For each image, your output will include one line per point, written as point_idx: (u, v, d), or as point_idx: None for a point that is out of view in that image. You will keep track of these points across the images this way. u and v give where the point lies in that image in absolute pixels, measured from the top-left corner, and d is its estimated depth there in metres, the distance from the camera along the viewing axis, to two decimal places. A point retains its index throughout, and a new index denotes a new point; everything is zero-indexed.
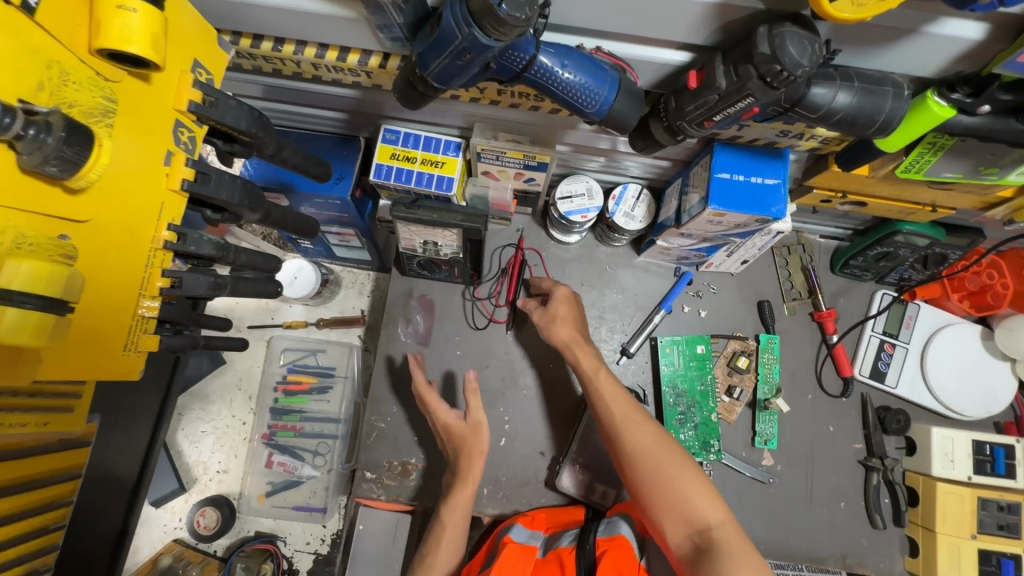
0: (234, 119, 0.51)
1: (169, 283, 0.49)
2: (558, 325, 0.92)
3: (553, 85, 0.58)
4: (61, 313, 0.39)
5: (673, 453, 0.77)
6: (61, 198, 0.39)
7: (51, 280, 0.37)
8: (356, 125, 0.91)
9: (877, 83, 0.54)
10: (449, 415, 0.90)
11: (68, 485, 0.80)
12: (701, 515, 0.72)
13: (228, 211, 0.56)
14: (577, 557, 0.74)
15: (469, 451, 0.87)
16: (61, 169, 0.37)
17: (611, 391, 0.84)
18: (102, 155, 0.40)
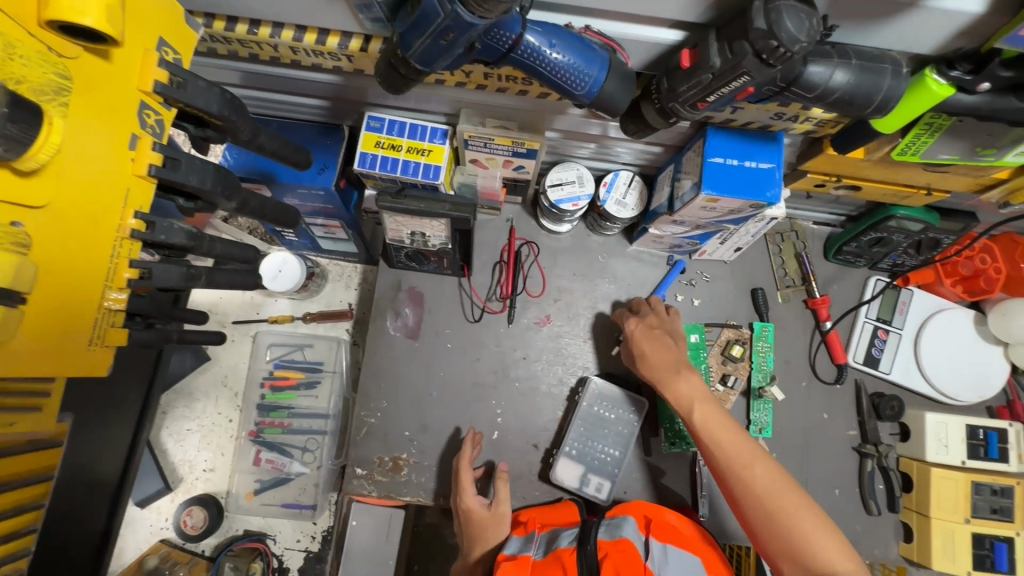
0: (204, 102, 0.48)
1: (138, 274, 0.46)
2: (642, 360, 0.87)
3: (540, 66, 0.55)
4: (10, 305, 0.37)
5: (792, 493, 0.71)
6: (12, 182, 0.37)
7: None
8: (339, 114, 0.88)
9: (875, 60, 0.52)
10: (473, 503, 0.86)
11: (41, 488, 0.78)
12: (822, 564, 0.66)
13: (202, 199, 0.54)
14: (578, 558, 0.74)
15: (487, 545, 0.85)
16: (6, 149, 0.34)
17: (718, 423, 0.77)
18: (54, 134, 0.37)
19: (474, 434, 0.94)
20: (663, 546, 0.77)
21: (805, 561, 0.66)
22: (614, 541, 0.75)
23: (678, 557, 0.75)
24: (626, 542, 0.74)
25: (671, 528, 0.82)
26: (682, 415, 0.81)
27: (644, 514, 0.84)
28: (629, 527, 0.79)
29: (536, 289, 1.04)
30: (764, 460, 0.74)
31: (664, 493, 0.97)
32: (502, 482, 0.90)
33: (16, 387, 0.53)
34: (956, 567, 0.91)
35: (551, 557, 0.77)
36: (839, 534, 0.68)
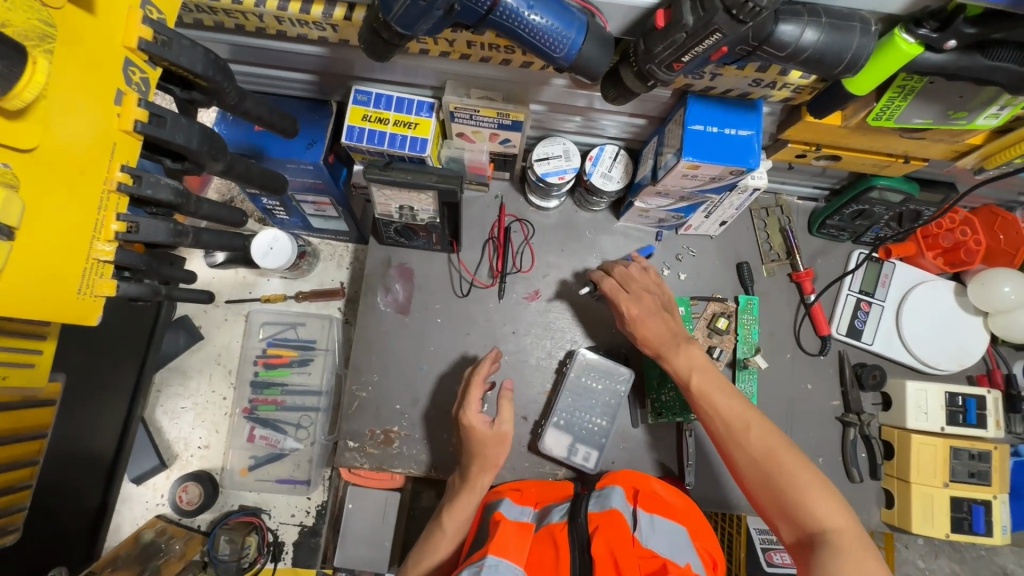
0: (188, 60, 0.50)
1: (125, 228, 0.48)
2: (641, 335, 0.88)
3: (519, 28, 0.57)
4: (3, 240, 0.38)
5: (785, 448, 0.71)
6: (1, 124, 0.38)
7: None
8: (327, 89, 0.89)
9: (845, 19, 0.53)
10: (474, 418, 0.88)
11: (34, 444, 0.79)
12: (814, 519, 0.66)
13: (188, 159, 0.55)
14: (570, 534, 0.73)
15: (486, 461, 0.87)
16: None
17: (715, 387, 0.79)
18: (38, 75, 0.38)
19: (497, 351, 0.97)
20: (650, 516, 0.77)
21: (796, 516, 0.67)
22: (604, 512, 0.74)
23: (664, 526, 0.76)
24: (617, 514, 0.74)
25: (657, 496, 0.83)
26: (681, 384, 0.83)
27: (632, 485, 0.85)
28: (618, 498, 0.79)
29: (524, 265, 1.05)
30: (760, 421, 0.74)
31: (651, 463, 0.98)
32: (505, 400, 0.91)
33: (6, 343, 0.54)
34: (935, 530, 0.93)
35: (545, 531, 0.78)
36: (835, 492, 0.68)
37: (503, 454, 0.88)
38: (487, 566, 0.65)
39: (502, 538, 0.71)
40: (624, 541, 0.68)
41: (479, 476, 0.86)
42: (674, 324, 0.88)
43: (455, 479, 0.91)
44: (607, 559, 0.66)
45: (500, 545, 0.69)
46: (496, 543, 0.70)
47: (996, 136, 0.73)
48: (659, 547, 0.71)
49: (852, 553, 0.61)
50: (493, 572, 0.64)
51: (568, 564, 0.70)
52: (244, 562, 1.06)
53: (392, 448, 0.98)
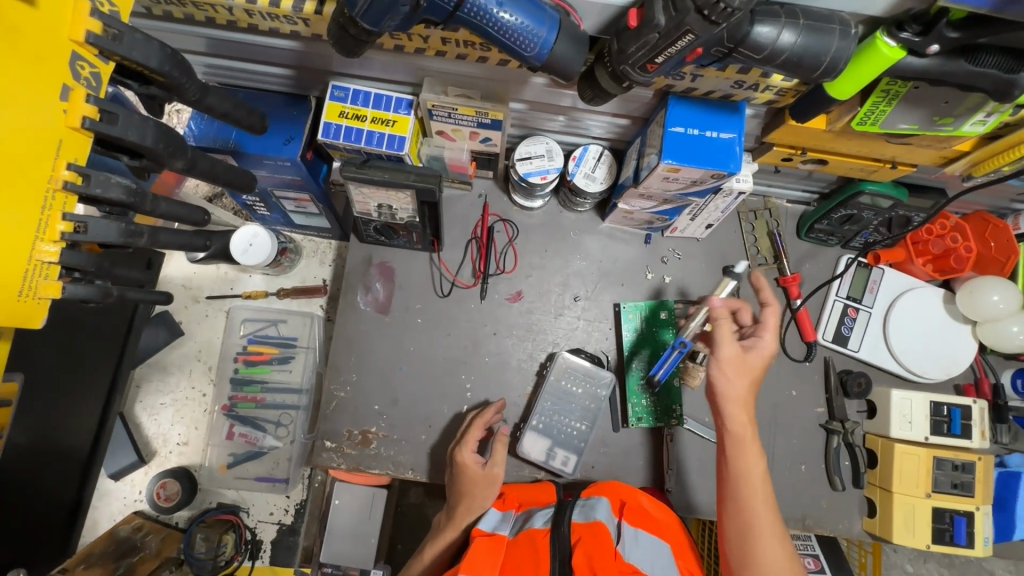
0: (142, 55, 0.48)
1: (72, 228, 0.46)
2: (745, 378, 0.77)
3: (490, 26, 0.55)
4: None
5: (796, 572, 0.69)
6: None
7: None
8: (305, 84, 0.87)
9: (824, 21, 0.52)
10: (466, 457, 0.87)
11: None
12: None
13: (146, 157, 0.53)
14: (551, 541, 0.72)
15: (473, 502, 0.85)
16: None
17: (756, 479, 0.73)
18: None
19: (503, 402, 0.96)
20: (635, 530, 0.76)
21: None
22: (588, 523, 0.74)
23: (647, 542, 0.74)
24: (601, 525, 0.73)
25: (643, 510, 0.81)
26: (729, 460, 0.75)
27: (619, 496, 0.83)
28: (603, 509, 0.78)
29: (508, 265, 1.04)
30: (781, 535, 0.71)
31: (632, 468, 0.97)
32: (500, 443, 0.89)
33: None
34: (916, 541, 0.92)
35: (525, 536, 0.76)
36: None
37: (490, 501, 0.86)
38: None
39: (473, 558, 0.71)
40: (605, 554, 0.67)
41: (463, 517, 0.85)
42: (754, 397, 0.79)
43: (442, 515, 0.90)
44: (585, 570, 0.66)
45: (471, 564, 0.70)
46: (467, 564, 0.70)
47: (985, 143, 0.71)
48: (640, 562, 0.70)
49: None
50: None
51: (547, 566, 0.69)
52: (220, 560, 1.06)
53: (369, 450, 0.97)
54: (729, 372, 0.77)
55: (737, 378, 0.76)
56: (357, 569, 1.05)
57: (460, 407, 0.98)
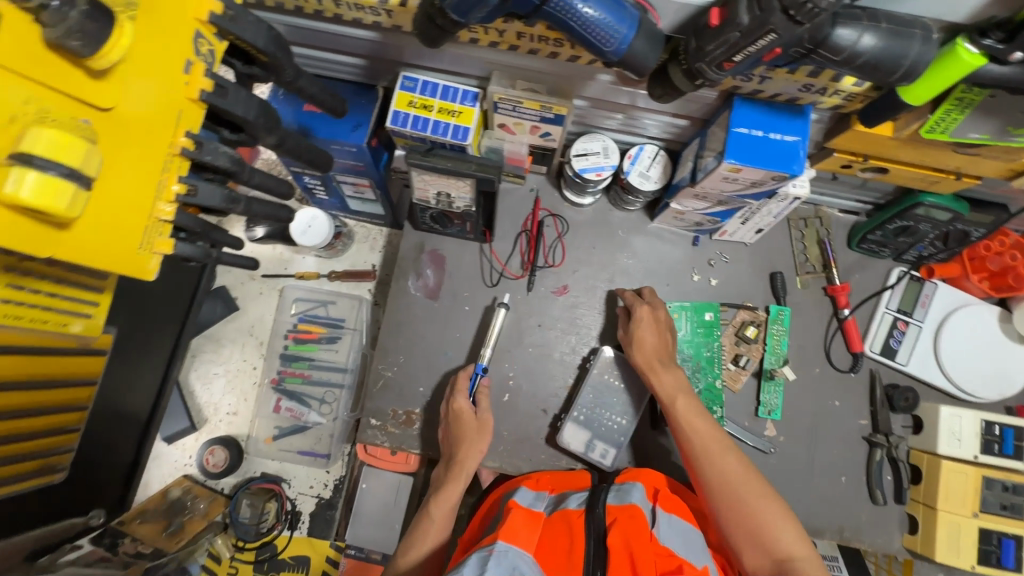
0: (253, 35, 0.52)
1: (185, 190, 0.50)
2: (642, 341, 0.92)
3: (571, 20, 0.57)
4: (81, 188, 0.39)
5: (756, 481, 0.77)
6: (84, 80, 0.41)
7: (71, 151, 0.38)
8: (375, 74, 0.90)
9: (906, 26, 0.52)
10: (460, 403, 0.93)
11: (83, 390, 0.84)
12: (785, 549, 0.72)
13: (245, 131, 0.58)
14: (586, 522, 0.73)
15: (471, 446, 0.91)
16: (83, 44, 0.38)
17: (695, 415, 0.84)
18: (123, 38, 0.41)
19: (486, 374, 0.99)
20: (669, 516, 0.76)
21: (767, 544, 0.72)
22: (622, 506, 0.74)
23: (681, 527, 0.75)
24: (635, 508, 0.73)
25: (675, 499, 0.81)
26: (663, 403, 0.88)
27: (653, 484, 0.83)
28: (638, 494, 0.78)
29: (556, 259, 1.06)
30: (732, 453, 0.80)
31: (668, 466, 0.98)
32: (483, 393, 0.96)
33: (75, 278, 0.58)
34: (959, 561, 0.90)
35: (561, 517, 0.77)
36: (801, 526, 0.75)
37: (481, 455, 0.91)
38: (497, 552, 0.64)
39: (512, 525, 0.69)
40: (640, 536, 0.69)
41: (465, 466, 0.90)
42: (669, 349, 0.93)
43: (439, 471, 0.94)
44: (623, 554, 0.66)
45: (510, 531, 0.67)
46: (506, 531, 0.67)
47: None
48: (675, 545, 0.71)
49: None
50: (503, 559, 0.63)
51: (581, 545, 0.70)
52: (262, 527, 1.10)
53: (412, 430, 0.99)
54: (631, 346, 0.94)
55: (634, 345, 0.92)
56: (378, 553, 1.08)
57: (502, 396, 1.00)
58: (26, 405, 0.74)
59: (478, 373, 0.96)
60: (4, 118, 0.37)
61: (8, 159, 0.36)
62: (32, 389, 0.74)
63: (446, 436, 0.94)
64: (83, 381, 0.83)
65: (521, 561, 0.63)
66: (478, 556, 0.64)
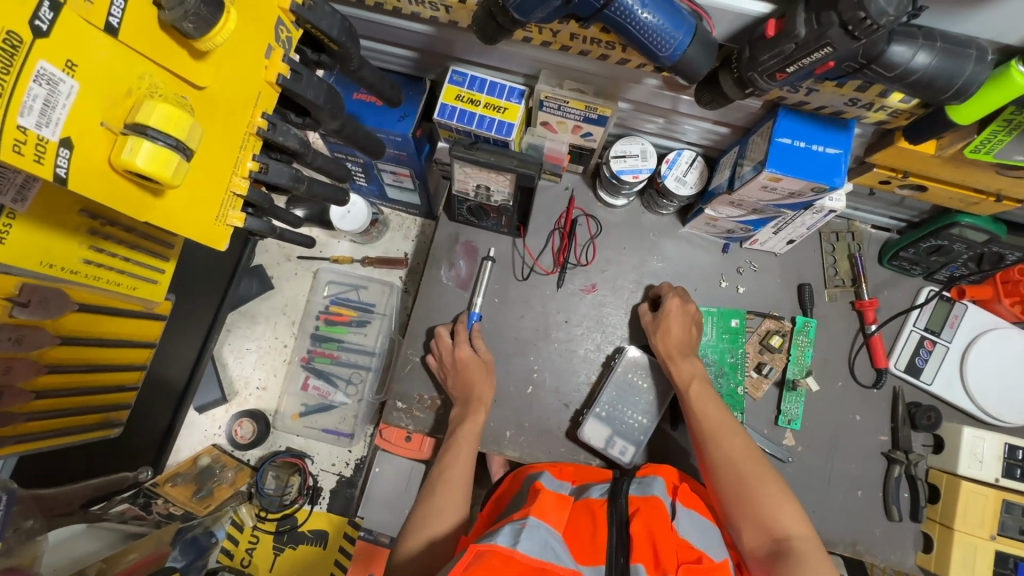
0: (327, 25, 0.55)
1: (258, 167, 0.53)
2: (666, 328, 0.97)
3: (630, 24, 0.59)
4: (182, 159, 0.43)
5: (760, 461, 0.82)
6: (187, 61, 0.45)
7: (180, 125, 0.42)
8: (425, 67, 0.92)
9: (961, 46, 0.54)
10: (460, 350, 0.98)
11: (144, 351, 0.87)
12: (781, 525, 0.75)
13: (311, 115, 0.61)
14: (609, 510, 0.76)
15: (479, 384, 0.97)
16: (195, 27, 0.42)
17: (707, 399, 0.89)
18: (228, 23, 0.45)
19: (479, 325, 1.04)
20: (689, 511, 0.78)
21: (764, 518, 0.76)
22: (644, 497, 0.76)
23: (701, 522, 0.77)
24: (657, 500, 0.76)
25: (695, 496, 0.83)
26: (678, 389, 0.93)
27: (671, 479, 0.85)
28: (660, 487, 0.80)
29: (585, 258, 1.08)
30: (739, 436, 0.85)
31: (685, 467, 1.00)
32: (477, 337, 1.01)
33: (145, 247, 0.66)
34: None
35: (583, 504, 0.79)
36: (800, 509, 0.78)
37: (492, 386, 0.99)
38: (529, 525, 0.65)
39: (543, 504, 0.70)
40: (662, 525, 0.71)
41: (482, 397, 0.96)
42: (693, 339, 0.97)
43: (456, 411, 0.97)
44: (646, 540, 0.69)
45: (540, 508, 0.69)
46: (537, 508, 0.68)
47: None
48: (695, 539, 0.73)
49: (808, 557, 0.71)
50: (534, 533, 0.64)
51: (604, 531, 0.72)
52: (285, 499, 1.14)
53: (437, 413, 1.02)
54: (653, 332, 0.98)
55: (658, 331, 0.97)
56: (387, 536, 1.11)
57: (525, 388, 1.02)
58: (91, 360, 0.77)
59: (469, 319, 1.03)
60: (122, 93, 0.41)
61: (125, 129, 0.40)
62: (106, 344, 0.78)
63: (450, 383, 0.97)
64: (144, 343, 0.86)
65: (552, 539, 0.65)
66: (512, 526, 0.65)
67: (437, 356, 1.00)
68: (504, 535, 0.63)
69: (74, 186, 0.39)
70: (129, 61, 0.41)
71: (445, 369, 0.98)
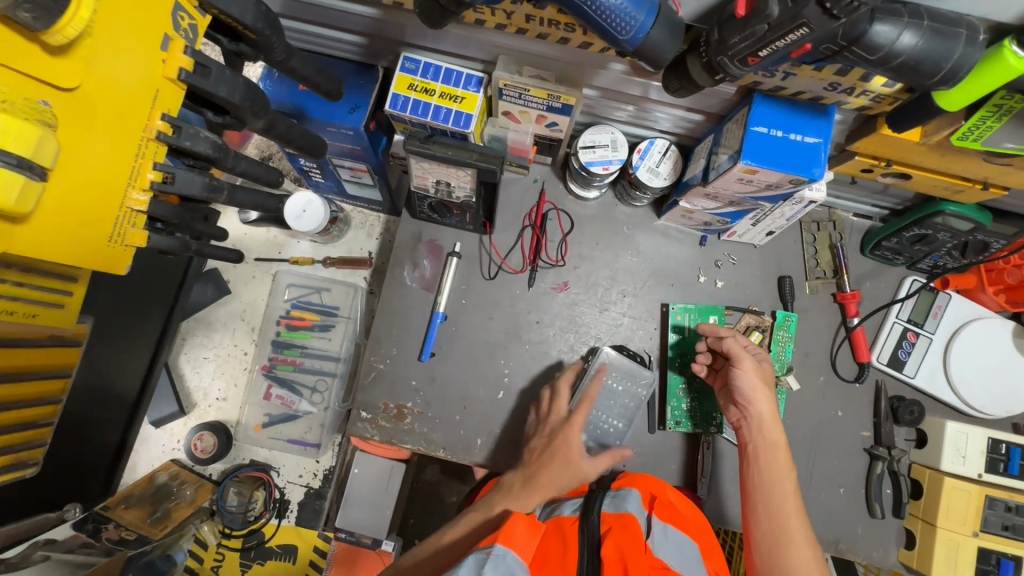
0: (239, 10, 0.48)
1: (161, 177, 0.48)
2: (767, 387, 0.83)
3: (587, 5, 0.53)
4: (33, 177, 0.38)
5: None
6: (43, 58, 0.39)
7: (20, 138, 0.36)
8: (376, 53, 0.85)
9: (951, 24, 0.48)
10: (559, 413, 0.89)
11: (57, 383, 0.80)
12: None
13: (230, 114, 0.54)
14: (581, 530, 0.71)
15: (550, 468, 0.83)
16: (35, 17, 0.35)
17: (789, 493, 0.77)
18: (82, 10, 0.38)
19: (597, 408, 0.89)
20: (664, 525, 0.74)
21: None
22: (618, 514, 0.72)
23: (678, 539, 0.73)
24: (631, 518, 0.71)
25: (674, 508, 0.78)
26: (760, 465, 0.80)
27: (649, 490, 0.81)
28: (635, 502, 0.76)
29: (556, 255, 1.02)
30: (814, 547, 0.75)
31: (663, 471, 0.96)
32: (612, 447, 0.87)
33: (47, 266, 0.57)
34: None
35: (553, 525, 0.75)
36: None
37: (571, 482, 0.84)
38: (495, 555, 0.60)
39: (512, 528, 0.65)
40: (636, 547, 0.66)
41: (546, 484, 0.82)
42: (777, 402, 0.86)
43: (511, 479, 0.85)
44: (616, 563, 0.65)
45: (509, 534, 0.64)
46: (505, 534, 0.64)
47: None
48: (669, 560, 0.69)
49: None
50: (502, 563, 0.59)
51: (575, 558, 0.68)
52: (249, 515, 1.09)
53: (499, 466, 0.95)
54: (752, 381, 0.82)
55: (761, 389, 0.82)
56: (368, 538, 1.07)
57: (497, 394, 0.97)
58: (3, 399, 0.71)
59: (433, 321, 0.98)
60: None
61: None
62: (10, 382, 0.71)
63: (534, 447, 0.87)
64: (59, 373, 0.79)
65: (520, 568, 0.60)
66: (476, 556, 0.61)
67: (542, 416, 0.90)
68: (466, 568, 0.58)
69: None
70: None
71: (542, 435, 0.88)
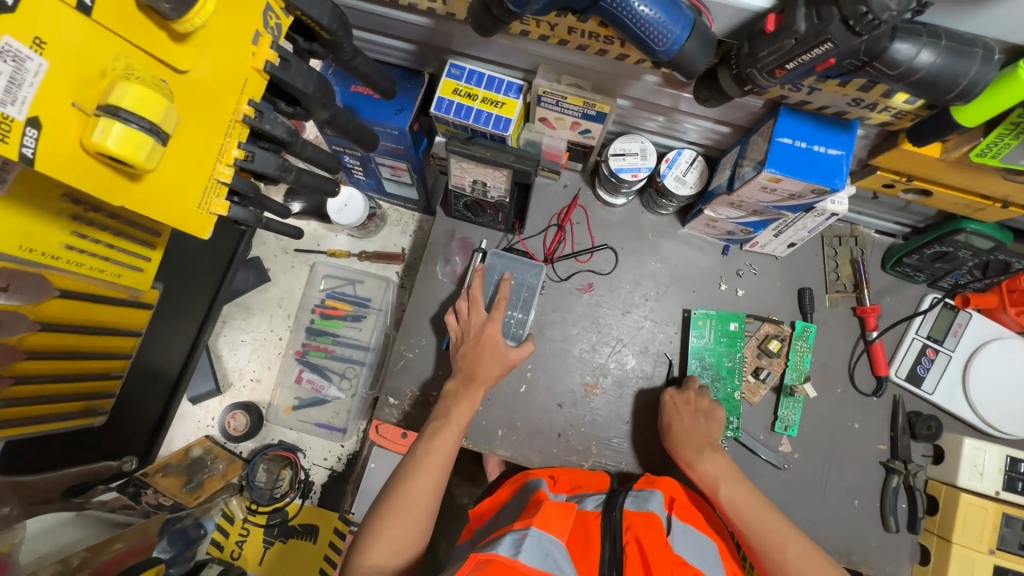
0: (318, 12, 0.55)
1: (244, 155, 0.55)
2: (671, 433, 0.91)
3: (626, 17, 0.58)
4: (157, 141, 0.45)
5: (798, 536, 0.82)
6: (168, 44, 0.47)
7: (153, 107, 0.43)
8: (423, 60, 0.91)
9: (967, 45, 0.52)
10: (479, 317, 0.95)
11: (128, 340, 0.85)
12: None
13: (301, 104, 0.61)
14: (603, 522, 0.73)
15: (483, 367, 0.92)
16: (172, 8, 0.44)
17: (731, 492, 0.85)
18: (207, 7, 0.46)
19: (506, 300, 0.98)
20: (683, 526, 0.77)
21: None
22: (640, 513, 0.74)
23: (695, 537, 0.76)
24: (653, 517, 0.73)
25: (691, 510, 0.83)
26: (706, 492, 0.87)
27: (670, 492, 0.84)
28: (656, 501, 0.79)
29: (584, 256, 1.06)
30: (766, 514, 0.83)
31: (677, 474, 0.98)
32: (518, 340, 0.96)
33: (133, 233, 0.68)
34: None
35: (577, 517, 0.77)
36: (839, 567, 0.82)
37: (499, 371, 0.93)
38: (531, 536, 0.64)
39: (546, 513, 0.69)
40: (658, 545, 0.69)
41: (484, 380, 0.92)
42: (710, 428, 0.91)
43: (453, 384, 0.93)
44: (637, 561, 0.68)
45: (545, 519, 0.67)
46: (541, 517, 0.67)
47: None
48: (688, 555, 0.72)
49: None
50: (539, 544, 0.63)
51: (598, 545, 0.70)
52: (275, 492, 1.14)
53: (441, 380, 1.01)
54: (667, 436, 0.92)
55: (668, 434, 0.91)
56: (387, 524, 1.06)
57: (519, 387, 1.01)
58: (83, 347, 0.76)
59: None
60: (96, 73, 0.43)
61: (98, 109, 0.42)
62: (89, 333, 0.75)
63: (462, 352, 0.93)
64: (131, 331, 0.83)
65: (555, 549, 0.64)
66: (512, 537, 0.64)
67: (461, 322, 0.96)
68: (506, 545, 0.62)
69: (42, 167, 0.41)
70: (104, 41, 0.43)
71: (467, 339, 0.94)
